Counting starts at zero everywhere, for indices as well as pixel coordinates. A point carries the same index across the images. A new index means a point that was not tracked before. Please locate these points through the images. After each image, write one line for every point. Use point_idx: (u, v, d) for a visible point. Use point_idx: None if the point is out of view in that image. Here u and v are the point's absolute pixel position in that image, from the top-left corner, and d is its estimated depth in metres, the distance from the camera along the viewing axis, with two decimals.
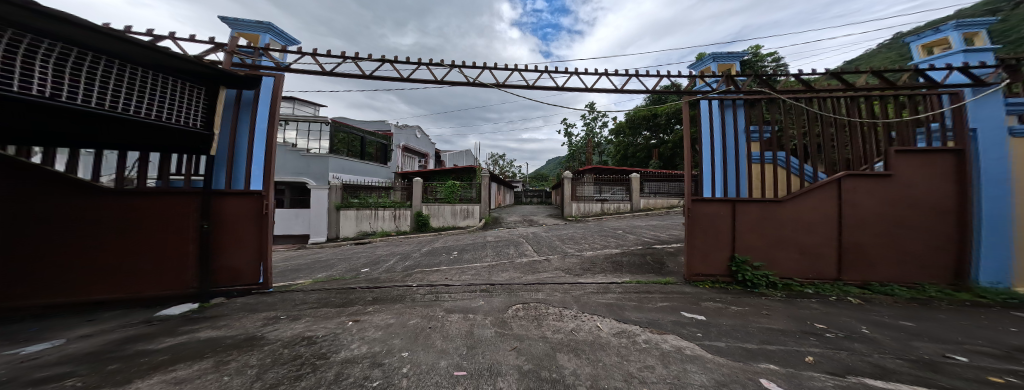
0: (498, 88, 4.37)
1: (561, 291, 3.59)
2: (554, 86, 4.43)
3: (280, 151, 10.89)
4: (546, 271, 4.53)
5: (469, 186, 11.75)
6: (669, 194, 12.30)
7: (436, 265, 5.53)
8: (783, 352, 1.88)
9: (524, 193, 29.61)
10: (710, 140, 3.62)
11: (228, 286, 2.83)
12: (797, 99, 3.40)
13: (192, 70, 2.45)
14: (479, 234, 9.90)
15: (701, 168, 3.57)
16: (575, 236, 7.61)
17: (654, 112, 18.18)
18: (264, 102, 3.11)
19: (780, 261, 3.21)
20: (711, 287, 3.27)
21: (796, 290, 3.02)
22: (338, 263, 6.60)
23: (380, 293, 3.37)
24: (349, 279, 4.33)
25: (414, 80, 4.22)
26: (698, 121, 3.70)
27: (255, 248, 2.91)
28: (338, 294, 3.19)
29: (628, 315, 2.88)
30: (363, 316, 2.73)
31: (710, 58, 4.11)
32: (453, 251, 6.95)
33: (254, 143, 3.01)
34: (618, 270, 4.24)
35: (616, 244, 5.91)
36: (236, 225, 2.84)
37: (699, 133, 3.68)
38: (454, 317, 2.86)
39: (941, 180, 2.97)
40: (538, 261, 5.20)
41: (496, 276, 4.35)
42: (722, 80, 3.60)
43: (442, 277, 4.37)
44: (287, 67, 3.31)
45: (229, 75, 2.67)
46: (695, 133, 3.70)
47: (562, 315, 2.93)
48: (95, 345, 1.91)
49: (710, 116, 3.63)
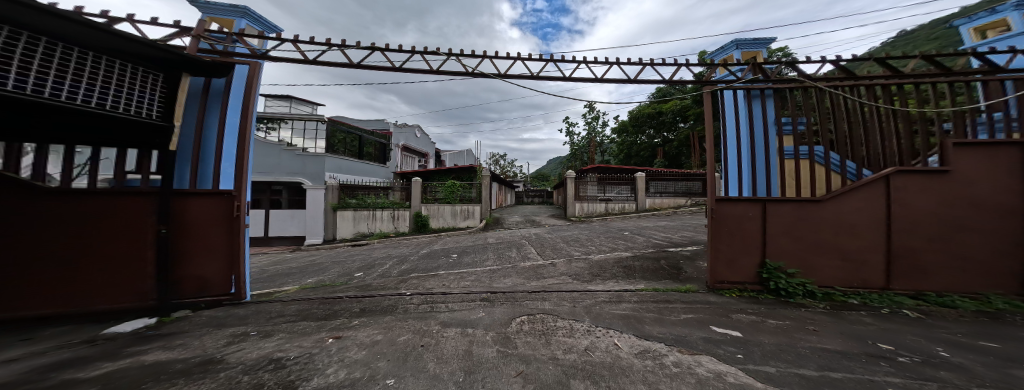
0: (500, 78, 4.04)
1: (569, 301, 3.25)
2: (561, 77, 4.12)
3: (275, 151, 10.53)
4: (552, 277, 4.18)
5: (469, 186, 11.41)
6: (676, 194, 11.87)
7: (433, 269, 5.19)
8: (854, 383, 1.52)
9: (525, 193, 29.39)
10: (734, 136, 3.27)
11: (194, 296, 2.43)
12: (838, 87, 2.99)
13: (149, 53, 2.11)
14: (480, 235, 9.55)
15: (724, 165, 3.19)
16: (580, 237, 7.28)
17: (659, 109, 17.76)
18: (237, 93, 2.75)
19: (818, 268, 2.86)
20: (739, 297, 2.91)
21: (839, 301, 2.66)
22: (331, 266, 6.27)
23: (370, 303, 3.02)
24: (339, 285, 3.99)
25: (408, 70, 3.89)
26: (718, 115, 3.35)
27: (224, 255, 2.49)
28: (321, 305, 2.84)
29: (650, 330, 2.51)
30: (347, 332, 2.39)
31: (733, 46, 3.80)
32: (452, 254, 6.62)
33: (225, 137, 2.63)
34: (631, 276, 3.88)
35: (625, 247, 5.54)
36: (200, 230, 2.42)
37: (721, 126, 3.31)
38: (450, 333, 2.51)
39: (1007, 176, 2.58)
40: (542, 265, 4.84)
41: (497, 282, 4.00)
42: (748, 69, 3.23)
43: (439, 284, 4.03)
44: (265, 54, 2.97)
45: (195, 61, 2.33)
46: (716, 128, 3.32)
47: (573, 329, 2.58)
48: (14, 373, 1.57)
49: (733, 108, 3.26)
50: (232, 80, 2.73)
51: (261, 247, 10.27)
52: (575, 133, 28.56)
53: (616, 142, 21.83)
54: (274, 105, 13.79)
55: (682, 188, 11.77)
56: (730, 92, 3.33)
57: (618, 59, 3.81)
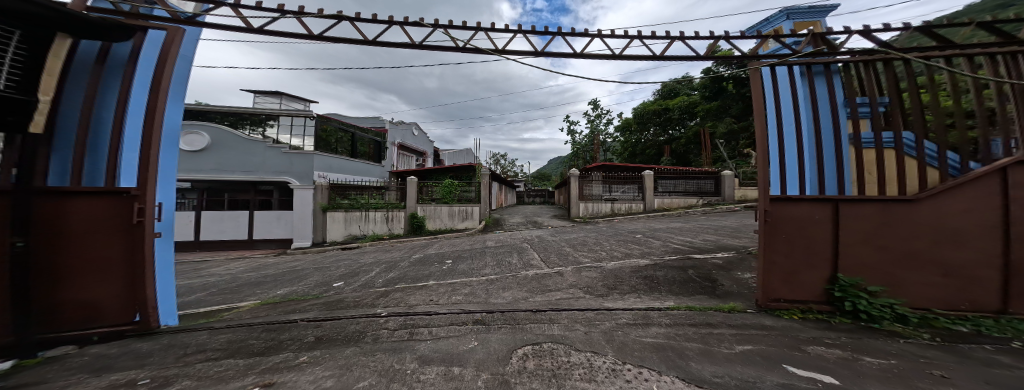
0: (499, 53, 3.41)
1: (584, 324, 2.60)
2: (571, 54, 3.48)
3: (260, 149, 9.71)
4: (559, 289, 3.53)
5: (467, 186, 10.74)
6: (687, 193, 11.11)
7: (423, 278, 4.55)
8: None
9: (525, 194, 28.72)
10: (794, 120, 2.53)
11: (78, 330, 1.77)
12: (927, 58, 2.36)
13: (16, 9, 1.45)
14: (478, 238, 8.87)
15: (785, 156, 2.49)
16: (587, 241, 6.59)
17: (665, 106, 17.32)
18: (147, 62, 2.08)
19: (908, 285, 2.21)
20: (802, 320, 2.27)
21: (944, 329, 2.00)
22: (310, 274, 5.61)
23: (331, 329, 2.34)
24: (306, 300, 3.34)
25: (385, 45, 3.26)
26: (773, 94, 2.60)
27: (126, 270, 1.90)
28: (263, 334, 2.14)
29: (699, 369, 1.83)
30: (285, 374, 1.73)
31: (782, 16, 3.20)
32: (447, 259, 5.96)
33: (128, 118, 1.96)
34: (655, 290, 3.21)
35: (641, 252, 4.87)
36: (89, 244, 1.77)
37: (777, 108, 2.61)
38: (430, 376, 1.82)
39: None
40: (547, 275, 4.18)
41: (495, 298, 3.33)
42: (808, 41, 2.64)
43: (426, 299, 3.37)
44: (191, 18, 2.33)
45: (74, 17, 1.67)
46: (772, 108, 2.55)
47: (594, 368, 1.92)
48: None
49: (790, 86, 2.59)
50: (140, 46, 2.08)
51: (244, 250, 9.62)
52: (577, 132, 27.92)
53: (620, 140, 21.20)
54: (264, 101, 13.24)
55: (694, 187, 11.09)
56: (783, 68, 2.66)
57: (639, 32, 3.17)
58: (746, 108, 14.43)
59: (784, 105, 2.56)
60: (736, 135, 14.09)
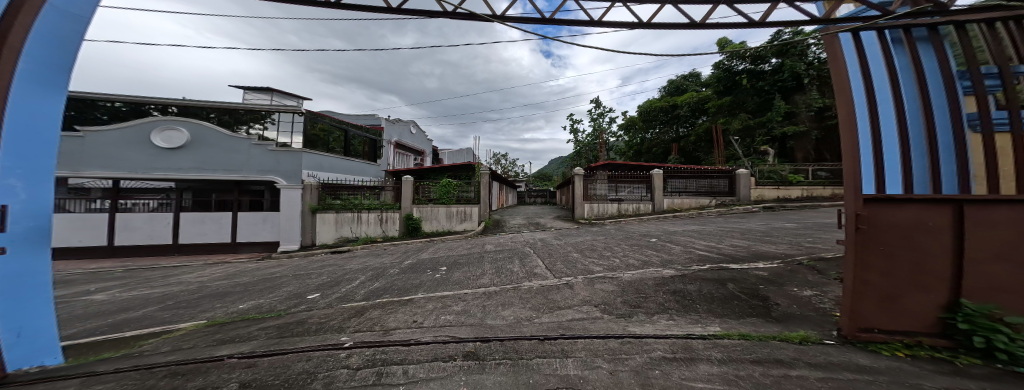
0: (500, 19, 2.82)
1: (608, 359, 1.98)
2: (586, 23, 2.93)
3: (244, 146, 9.12)
4: (570, 307, 2.90)
5: (466, 185, 10.13)
6: (698, 193, 10.46)
7: (411, 290, 3.95)
8: None
9: (527, 194, 28.25)
10: (890, 94, 2.05)
11: None
12: None
13: None
14: (477, 241, 8.28)
15: (882, 142, 1.99)
16: (596, 245, 5.96)
17: (673, 103, 16.93)
18: None
19: None
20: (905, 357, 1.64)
21: None
22: (287, 283, 5.00)
23: (269, 367, 1.72)
24: (262, 321, 2.72)
25: (352, 7, 2.74)
26: (859, 65, 2.16)
27: None
28: (158, 383, 1.50)
29: None
30: None
31: None
32: (441, 267, 5.34)
33: None
34: (693, 310, 2.57)
35: (661, 260, 4.23)
36: None
37: (870, 83, 2.08)
38: None
39: None
40: (554, 287, 3.55)
41: (492, 318, 2.72)
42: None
43: (407, 320, 2.75)
44: None
45: None
46: (861, 81, 2.10)
47: None
48: None
49: (873, 58, 2.14)
50: None
51: (227, 255, 9.02)
52: (579, 131, 27.37)
53: (624, 140, 20.64)
54: (255, 98, 12.73)
55: (706, 187, 10.45)
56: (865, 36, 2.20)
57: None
58: (760, 103, 13.75)
59: (872, 80, 2.09)
60: (751, 132, 13.43)
